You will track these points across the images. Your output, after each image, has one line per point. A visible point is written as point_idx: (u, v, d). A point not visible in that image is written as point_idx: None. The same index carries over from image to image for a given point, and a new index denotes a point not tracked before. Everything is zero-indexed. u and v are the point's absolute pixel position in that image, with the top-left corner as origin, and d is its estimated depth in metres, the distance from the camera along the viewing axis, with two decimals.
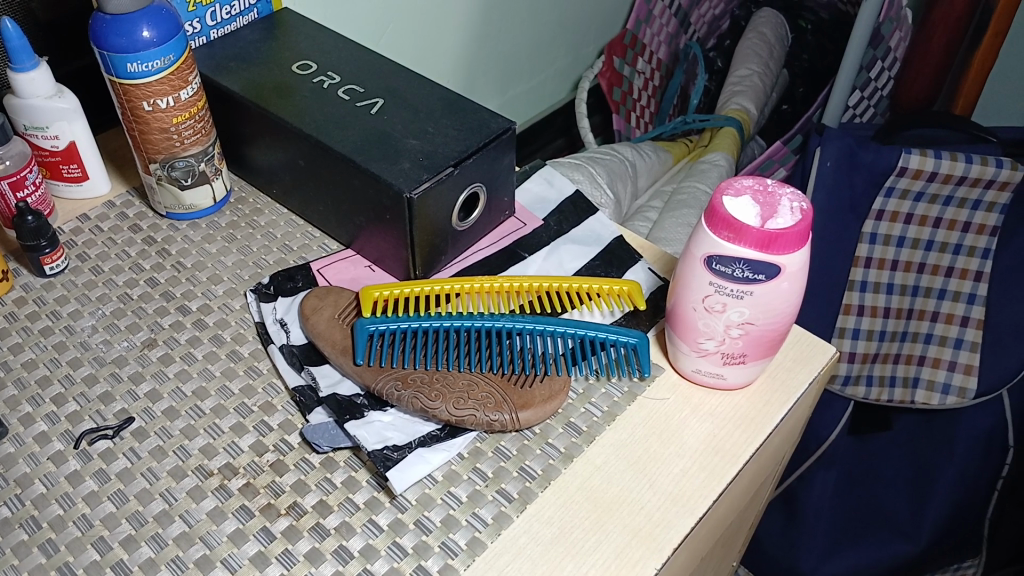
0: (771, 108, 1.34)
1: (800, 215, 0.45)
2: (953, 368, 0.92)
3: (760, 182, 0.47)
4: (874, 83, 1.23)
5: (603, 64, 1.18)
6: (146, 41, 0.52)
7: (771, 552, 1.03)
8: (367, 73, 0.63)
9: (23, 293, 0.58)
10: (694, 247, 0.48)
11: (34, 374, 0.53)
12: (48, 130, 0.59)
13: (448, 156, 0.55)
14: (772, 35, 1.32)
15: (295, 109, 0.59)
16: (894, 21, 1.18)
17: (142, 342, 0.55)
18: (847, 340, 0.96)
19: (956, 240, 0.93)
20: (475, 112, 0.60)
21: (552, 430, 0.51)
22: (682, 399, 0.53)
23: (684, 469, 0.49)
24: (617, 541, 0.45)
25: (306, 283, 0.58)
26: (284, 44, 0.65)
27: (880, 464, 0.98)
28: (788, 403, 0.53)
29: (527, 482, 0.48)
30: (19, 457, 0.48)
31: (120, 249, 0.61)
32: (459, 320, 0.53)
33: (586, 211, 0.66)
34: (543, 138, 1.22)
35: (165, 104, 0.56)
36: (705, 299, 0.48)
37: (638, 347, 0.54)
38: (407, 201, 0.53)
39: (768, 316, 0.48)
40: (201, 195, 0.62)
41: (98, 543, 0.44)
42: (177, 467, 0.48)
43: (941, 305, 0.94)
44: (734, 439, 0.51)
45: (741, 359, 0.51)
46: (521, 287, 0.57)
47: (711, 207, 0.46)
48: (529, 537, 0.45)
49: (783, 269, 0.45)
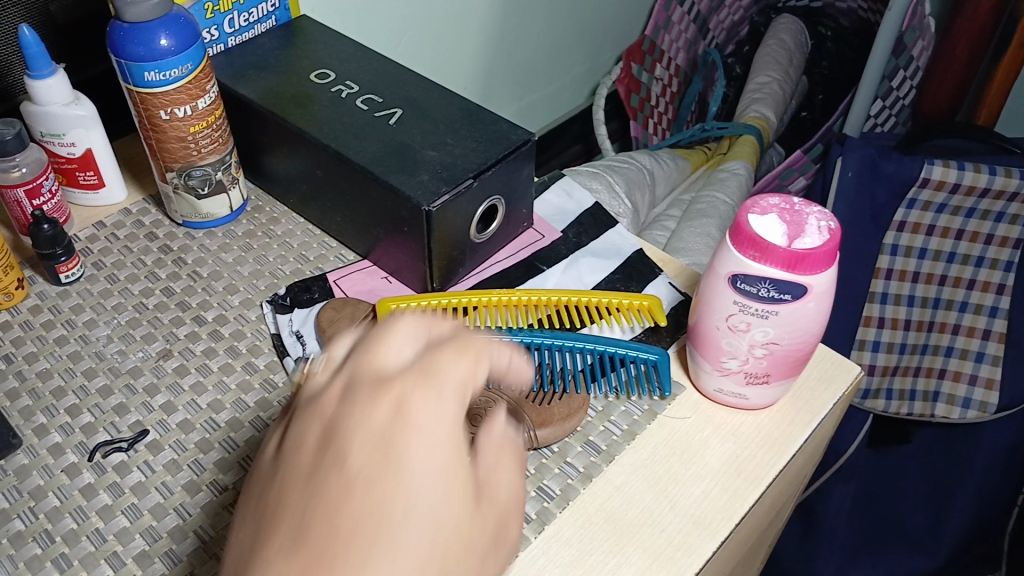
0: (790, 116, 1.33)
1: (829, 234, 0.44)
2: (974, 381, 0.91)
3: (786, 200, 0.46)
4: (897, 93, 1.21)
5: (622, 70, 1.16)
6: (164, 50, 0.51)
7: (787, 566, 1.00)
8: (386, 82, 0.63)
9: (39, 301, 0.58)
10: (718, 265, 0.47)
11: (49, 385, 0.52)
12: (66, 137, 0.59)
13: (467, 168, 0.54)
14: (791, 42, 1.30)
15: (313, 119, 0.58)
16: (917, 29, 1.16)
17: (157, 353, 0.54)
18: (867, 353, 0.95)
19: (978, 252, 0.92)
20: (495, 123, 0.59)
21: (571, 449, 0.50)
22: (703, 418, 0.52)
23: (706, 490, 0.48)
24: (638, 564, 0.45)
25: (322, 294, 0.58)
26: (302, 53, 0.65)
27: (897, 478, 0.96)
28: (812, 423, 0.52)
29: (546, 502, 0.47)
30: (33, 468, 0.48)
31: (136, 258, 0.61)
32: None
33: (605, 223, 0.65)
34: (560, 144, 1.21)
35: (182, 113, 0.55)
36: (728, 318, 0.47)
37: (659, 363, 0.53)
38: (425, 214, 0.52)
39: (794, 336, 0.47)
40: (218, 204, 0.62)
41: (112, 558, 0.44)
42: (192, 481, 0.47)
43: (962, 318, 0.92)
44: (757, 460, 0.50)
45: (764, 379, 0.50)
46: (539, 301, 0.56)
47: (736, 225, 0.45)
48: (547, 559, 0.44)
49: (809, 289, 0.44)
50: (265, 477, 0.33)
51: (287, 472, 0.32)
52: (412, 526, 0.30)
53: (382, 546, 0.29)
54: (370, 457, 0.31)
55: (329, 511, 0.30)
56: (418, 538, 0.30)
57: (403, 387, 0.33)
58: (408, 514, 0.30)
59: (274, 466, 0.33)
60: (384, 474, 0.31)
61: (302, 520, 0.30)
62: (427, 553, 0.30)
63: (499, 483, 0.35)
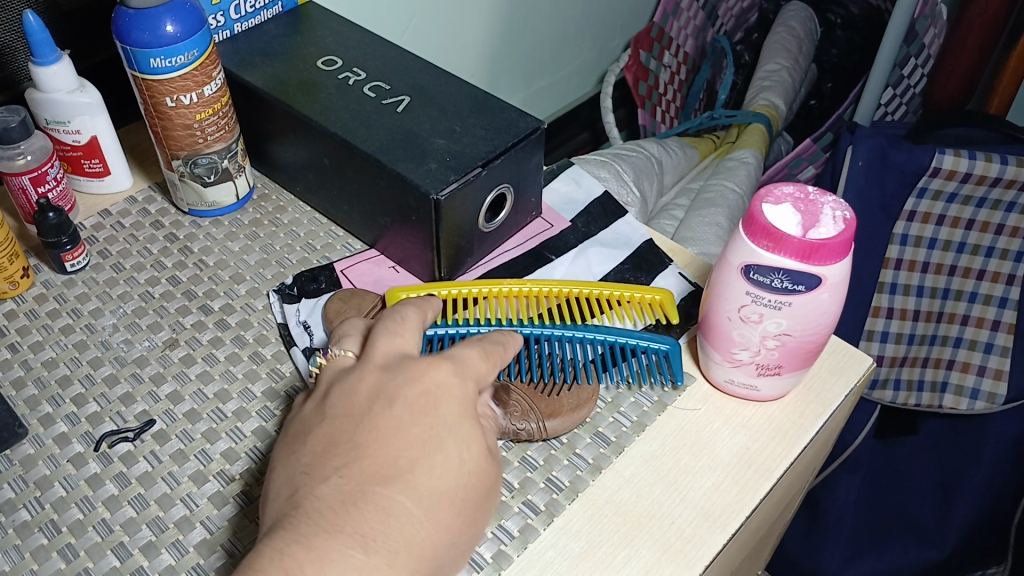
0: (799, 104, 1.32)
1: (844, 224, 0.43)
2: (982, 372, 0.91)
3: (801, 189, 0.45)
4: (907, 81, 1.20)
5: (630, 57, 1.15)
6: (170, 36, 0.51)
7: (793, 556, 1.00)
8: (392, 69, 0.62)
9: (44, 290, 0.57)
10: (730, 255, 0.46)
11: (55, 374, 0.52)
12: (70, 124, 0.58)
13: (476, 157, 0.54)
14: (801, 29, 1.29)
15: (318, 106, 0.57)
16: (928, 17, 1.15)
17: (164, 342, 0.54)
18: (875, 344, 0.95)
19: (988, 242, 0.91)
20: (503, 111, 0.58)
21: (580, 440, 0.49)
22: (713, 409, 0.52)
23: (716, 482, 0.48)
24: (647, 557, 0.44)
25: (329, 284, 0.58)
26: (309, 39, 0.64)
27: (904, 469, 0.96)
28: (823, 416, 0.51)
29: (555, 493, 0.47)
30: (39, 458, 0.48)
31: (142, 246, 0.61)
32: (488, 325, 0.52)
33: (615, 213, 0.64)
34: (567, 132, 1.20)
35: (188, 100, 0.55)
36: (740, 309, 0.47)
37: (670, 353, 0.52)
38: (434, 204, 0.52)
39: (807, 328, 0.46)
40: (224, 192, 0.61)
41: (118, 549, 0.43)
42: (199, 471, 0.47)
43: (971, 309, 0.92)
44: (768, 452, 0.50)
45: (776, 370, 0.49)
46: (547, 292, 0.56)
47: (750, 215, 0.44)
48: (556, 551, 0.44)
49: (823, 280, 0.43)
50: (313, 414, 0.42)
51: (335, 411, 0.41)
52: (442, 456, 0.39)
53: (421, 466, 0.39)
54: (411, 407, 0.40)
55: (377, 441, 0.39)
56: (447, 464, 0.39)
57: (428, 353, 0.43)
58: (439, 445, 0.39)
59: (320, 406, 0.42)
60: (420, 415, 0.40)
61: (356, 444, 0.39)
62: (454, 474, 0.39)
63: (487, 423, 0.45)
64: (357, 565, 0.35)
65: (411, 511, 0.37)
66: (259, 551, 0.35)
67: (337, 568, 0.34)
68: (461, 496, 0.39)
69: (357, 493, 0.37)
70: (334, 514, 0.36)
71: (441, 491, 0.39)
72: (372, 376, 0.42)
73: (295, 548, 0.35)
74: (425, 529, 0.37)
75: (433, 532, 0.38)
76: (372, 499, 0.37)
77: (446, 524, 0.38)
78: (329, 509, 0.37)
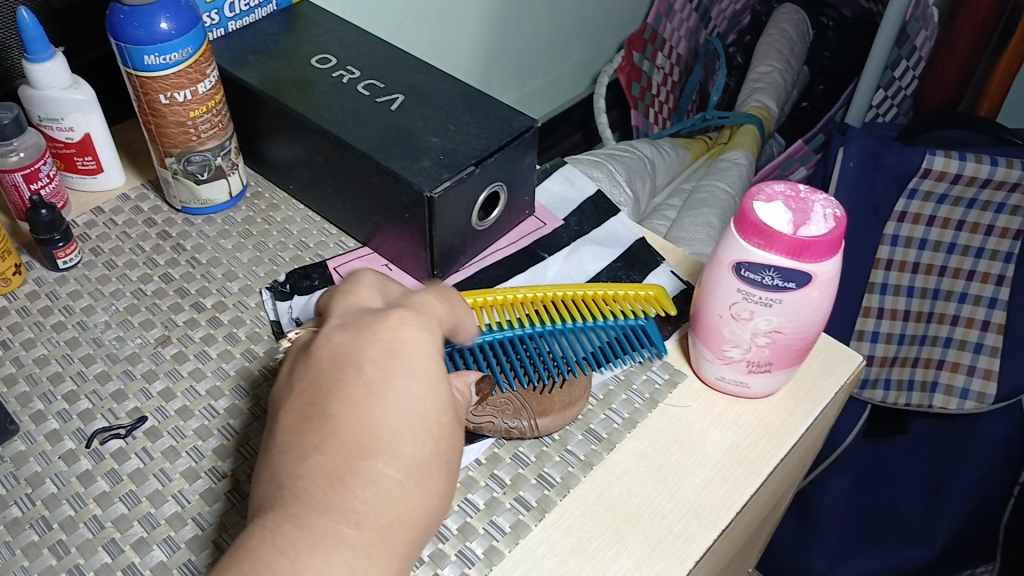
0: (791, 106, 1.33)
1: (834, 222, 0.44)
2: (972, 373, 0.91)
3: (792, 187, 0.45)
4: (899, 83, 1.19)
5: (623, 59, 1.16)
6: (164, 33, 0.51)
7: (783, 556, 1.00)
8: (387, 68, 0.62)
9: (36, 287, 0.57)
10: (722, 253, 0.46)
11: (46, 371, 0.52)
12: (64, 121, 0.58)
13: (470, 155, 0.54)
14: (793, 31, 1.30)
15: (312, 104, 0.58)
16: (921, 19, 1.14)
17: (156, 340, 0.54)
18: (866, 343, 0.96)
19: (978, 243, 0.91)
20: (497, 110, 0.58)
21: (572, 437, 0.50)
22: (704, 406, 0.52)
23: (707, 479, 0.48)
24: (638, 553, 0.44)
25: (322, 281, 0.58)
26: (303, 38, 0.64)
27: (893, 470, 0.96)
28: (813, 413, 0.52)
29: (546, 490, 0.47)
30: (30, 455, 0.48)
31: (134, 244, 0.61)
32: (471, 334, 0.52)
33: (607, 212, 0.65)
34: (560, 133, 1.21)
35: (182, 97, 0.55)
36: (731, 306, 0.47)
37: (647, 327, 0.55)
38: (427, 201, 0.52)
39: (797, 325, 0.47)
40: (217, 190, 0.61)
41: (109, 546, 0.43)
42: (190, 469, 0.47)
43: (961, 309, 0.93)
44: (758, 449, 0.50)
45: (766, 367, 0.49)
46: (527, 298, 0.56)
47: (741, 213, 0.44)
48: (547, 547, 0.44)
49: (814, 278, 0.44)
50: (280, 395, 0.42)
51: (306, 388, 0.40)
52: (421, 421, 0.39)
53: (402, 436, 0.38)
54: (381, 368, 0.40)
55: (355, 413, 0.38)
56: (426, 430, 0.39)
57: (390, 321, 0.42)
58: (417, 411, 0.39)
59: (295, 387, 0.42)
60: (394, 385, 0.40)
61: (328, 414, 0.39)
62: (435, 439, 0.40)
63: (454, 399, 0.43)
64: (352, 542, 0.34)
65: (401, 482, 0.37)
66: (252, 532, 0.35)
67: (334, 546, 0.34)
68: (442, 460, 0.40)
69: (343, 468, 0.37)
70: (323, 494, 0.36)
71: (423, 458, 0.39)
72: (340, 351, 0.41)
73: (287, 528, 0.34)
74: (414, 495, 0.38)
75: (422, 501, 0.38)
76: (359, 472, 0.37)
77: (432, 489, 0.39)
78: (316, 488, 0.36)
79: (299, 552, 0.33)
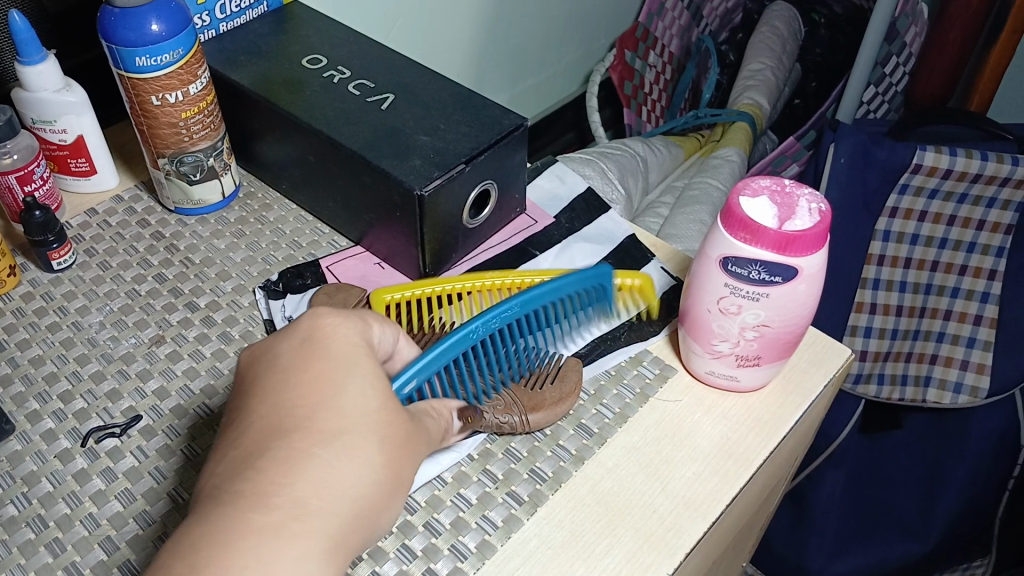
0: (784, 103, 1.33)
1: (819, 216, 0.44)
2: (966, 366, 0.91)
3: (777, 182, 0.46)
4: (889, 80, 1.20)
5: (615, 57, 1.16)
6: (156, 35, 0.51)
7: (780, 551, 1.01)
8: (378, 67, 0.63)
9: (31, 288, 0.58)
10: (709, 248, 0.47)
11: (42, 371, 0.52)
12: (57, 124, 0.59)
13: (459, 153, 0.54)
14: (785, 29, 1.31)
15: (304, 103, 0.58)
16: (910, 16, 1.16)
17: (150, 339, 0.55)
18: (859, 339, 0.96)
19: (970, 238, 0.92)
20: (487, 108, 0.59)
21: (563, 432, 0.50)
22: (694, 400, 0.52)
23: (697, 472, 0.49)
24: (629, 545, 0.45)
25: (314, 280, 0.58)
26: (294, 38, 0.65)
27: (888, 464, 0.97)
28: (802, 406, 0.52)
29: (538, 484, 0.47)
30: (26, 454, 0.48)
31: (128, 244, 0.61)
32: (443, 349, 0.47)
33: (598, 209, 0.65)
34: (554, 132, 1.21)
35: (174, 98, 0.55)
36: (719, 301, 0.48)
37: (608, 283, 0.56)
38: (417, 199, 0.52)
39: (784, 319, 0.47)
40: (210, 190, 0.62)
41: (105, 543, 0.44)
42: (185, 466, 0.48)
43: (954, 304, 0.93)
44: (748, 442, 0.50)
45: (755, 361, 0.50)
46: (517, 283, 0.56)
47: (728, 208, 0.45)
48: (539, 540, 0.45)
49: (800, 271, 0.44)
50: None
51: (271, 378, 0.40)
52: (341, 395, 0.39)
53: (319, 412, 0.38)
54: (295, 355, 0.41)
55: (280, 398, 0.39)
56: (347, 404, 0.39)
57: (303, 325, 0.42)
58: (335, 390, 0.39)
59: None
60: (323, 366, 0.40)
61: (243, 411, 0.39)
62: (372, 407, 0.39)
63: (434, 419, 0.44)
64: (260, 526, 0.34)
65: (337, 453, 0.37)
66: None
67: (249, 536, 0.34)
68: (373, 432, 0.39)
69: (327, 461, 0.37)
70: (229, 485, 0.36)
71: (347, 430, 0.38)
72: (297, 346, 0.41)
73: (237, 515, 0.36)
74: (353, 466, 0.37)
75: (350, 474, 0.37)
76: (281, 450, 0.37)
77: (363, 460, 0.38)
78: (224, 481, 0.36)
79: (198, 550, 0.33)
